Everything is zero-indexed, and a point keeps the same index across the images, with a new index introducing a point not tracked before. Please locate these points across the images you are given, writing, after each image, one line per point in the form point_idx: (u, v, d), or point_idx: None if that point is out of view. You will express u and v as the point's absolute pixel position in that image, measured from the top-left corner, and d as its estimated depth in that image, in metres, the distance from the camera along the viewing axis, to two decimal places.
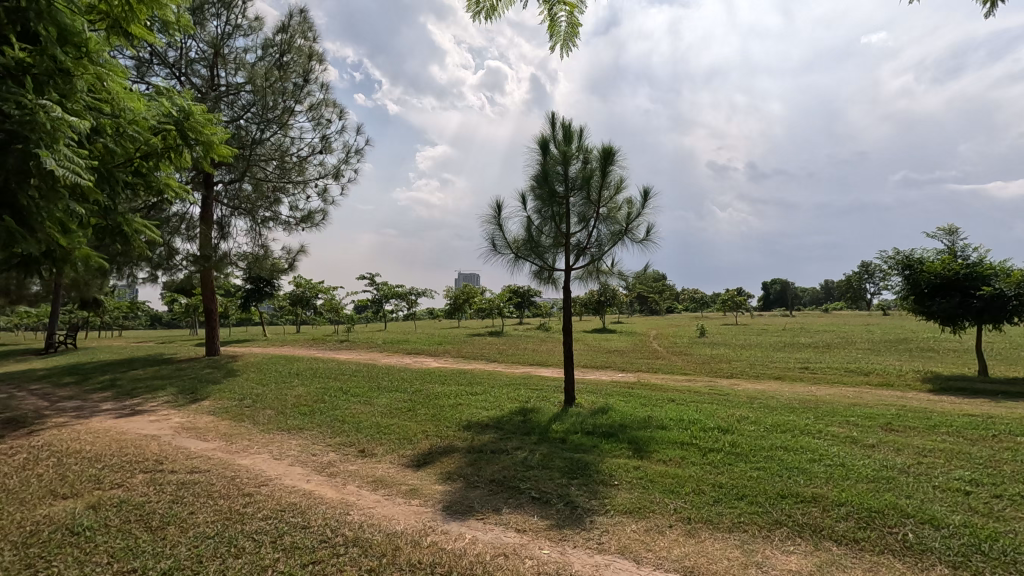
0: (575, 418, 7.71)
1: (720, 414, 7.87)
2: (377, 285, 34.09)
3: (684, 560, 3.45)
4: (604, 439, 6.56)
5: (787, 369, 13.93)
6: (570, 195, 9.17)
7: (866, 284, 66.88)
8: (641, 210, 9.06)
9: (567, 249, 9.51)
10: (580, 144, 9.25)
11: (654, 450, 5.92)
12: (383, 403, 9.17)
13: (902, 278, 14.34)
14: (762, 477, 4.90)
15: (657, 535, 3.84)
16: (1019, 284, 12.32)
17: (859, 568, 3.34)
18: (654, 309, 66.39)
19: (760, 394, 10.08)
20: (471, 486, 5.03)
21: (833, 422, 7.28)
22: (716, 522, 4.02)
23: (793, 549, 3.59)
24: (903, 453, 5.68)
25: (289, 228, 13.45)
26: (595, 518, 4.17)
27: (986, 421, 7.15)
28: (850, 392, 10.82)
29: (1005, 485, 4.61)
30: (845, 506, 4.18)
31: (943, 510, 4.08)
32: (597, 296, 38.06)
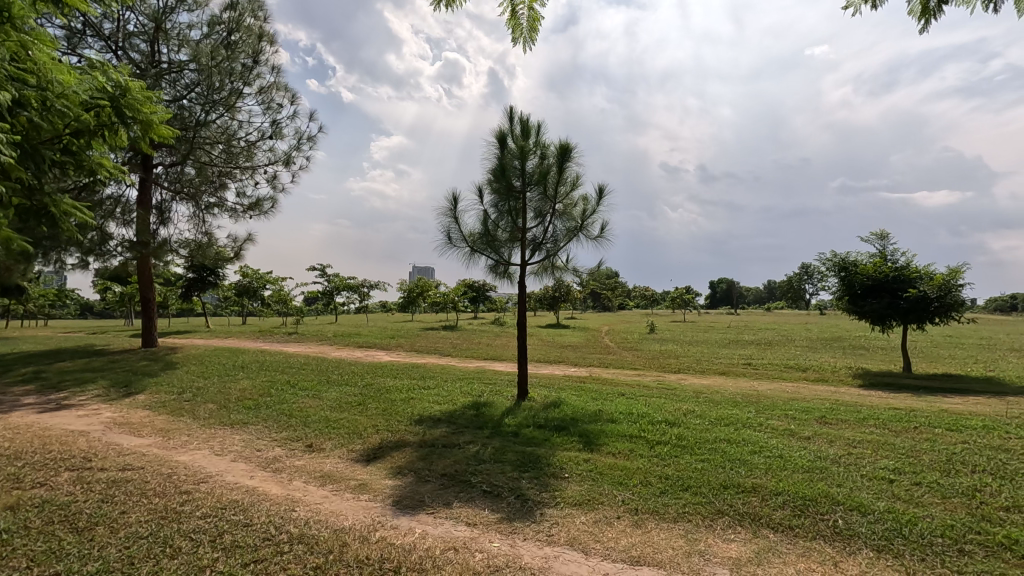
0: (527, 412, 7.75)
1: (668, 408, 8.09)
2: (328, 277, 33.28)
3: (631, 551, 3.53)
4: (555, 432, 6.64)
5: (731, 365, 14.47)
6: (526, 190, 9.17)
7: (805, 285, 70.37)
8: (596, 207, 9.20)
9: (523, 244, 9.53)
10: (537, 139, 9.31)
11: (604, 443, 6.04)
12: (332, 397, 8.96)
13: (837, 279, 15.16)
14: (707, 469, 5.08)
15: (606, 526, 3.92)
16: (941, 287, 13.28)
17: (793, 553, 3.51)
18: (606, 305, 67.68)
19: (706, 389, 10.42)
20: (422, 480, 4.98)
21: (773, 415, 7.63)
22: (662, 512, 4.14)
23: (734, 537, 3.73)
24: (835, 445, 6.02)
25: (234, 216, 12.88)
26: (544, 510, 4.21)
27: (909, 415, 7.66)
28: (789, 387, 11.36)
29: (924, 473, 4.96)
30: (782, 495, 4.39)
31: (869, 497, 4.35)
32: (551, 292, 38.45)
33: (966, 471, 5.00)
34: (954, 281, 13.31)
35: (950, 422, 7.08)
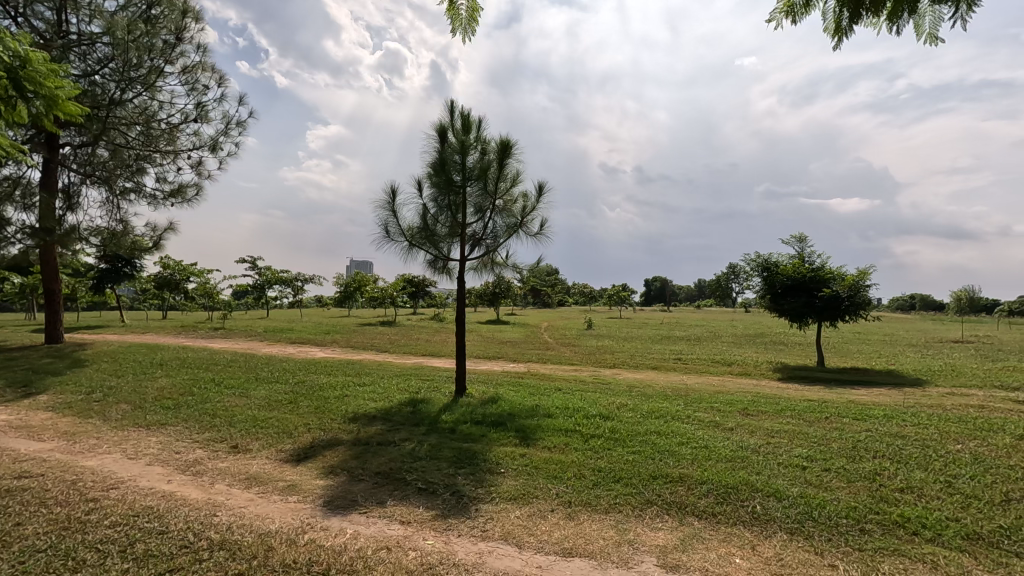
0: (465, 408, 7.74)
1: (603, 402, 8.32)
2: (259, 270, 31.86)
3: (563, 543, 3.60)
4: (493, 427, 6.66)
5: (663, 360, 15.05)
6: (466, 185, 9.11)
7: (732, 284, 74.28)
8: (536, 204, 9.29)
9: (462, 239, 9.48)
10: (478, 134, 9.28)
11: (541, 438, 6.12)
12: (261, 396, 8.57)
13: (761, 279, 16.09)
14: (638, 461, 5.25)
15: (539, 520, 3.97)
16: (851, 287, 14.37)
17: (715, 538, 3.70)
18: (546, 301, 68.75)
19: (639, 383, 10.80)
20: (355, 479, 4.87)
21: (700, 408, 8.00)
22: (595, 504, 4.25)
23: (661, 526, 3.88)
24: (755, 434, 6.40)
25: (154, 203, 12.02)
26: (480, 506, 4.22)
27: (821, 406, 8.25)
28: (715, 380, 11.96)
29: (833, 459, 5.36)
30: (706, 484, 4.61)
31: (785, 483, 4.65)
32: (491, 288, 38.63)
33: (868, 457, 5.45)
34: (862, 281, 14.44)
35: (856, 412, 7.68)
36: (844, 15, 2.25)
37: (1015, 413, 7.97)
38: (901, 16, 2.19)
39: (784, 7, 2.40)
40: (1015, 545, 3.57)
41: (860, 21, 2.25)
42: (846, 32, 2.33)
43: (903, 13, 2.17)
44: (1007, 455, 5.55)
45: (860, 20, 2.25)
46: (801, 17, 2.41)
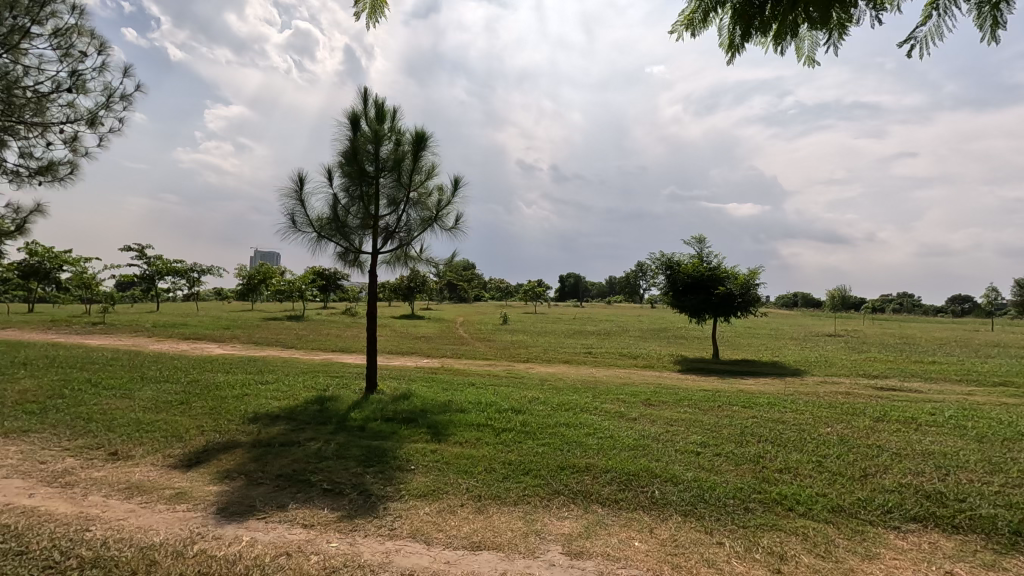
0: (375, 405, 7.55)
1: (515, 396, 8.45)
2: (147, 259, 29.15)
3: (472, 537, 3.61)
4: (404, 424, 6.55)
5: (574, 354, 15.54)
6: (380, 175, 8.85)
7: (640, 281, 78.02)
8: (451, 198, 9.23)
9: (375, 231, 9.22)
10: (393, 124, 9.07)
11: (452, 433, 6.10)
12: (147, 397, 7.83)
13: (664, 277, 17.05)
14: (547, 453, 5.38)
15: (449, 515, 3.96)
16: (743, 285, 15.59)
17: (617, 524, 3.88)
18: (462, 295, 68.89)
19: (551, 377, 11.09)
20: (254, 483, 4.59)
21: (607, 399, 8.36)
22: (504, 497, 4.30)
23: (567, 515, 4.01)
24: (656, 423, 6.78)
25: (17, 181, 10.54)
26: (388, 505, 4.13)
27: (715, 395, 8.89)
28: (621, 373, 12.54)
29: (723, 445, 5.80)
30: (610, 472, 4.82)
31: (681, 468, 4.97)
32: (406, 283, 38.04)
33: (754, 441, 5.95)
34: (753, 280, 15.71)
35: (745, 400, 8.36)
36: (736, 33, 2.42)
37: (874, 399, 9.03)
38: (785, 38, 2.39)
39: (685, 20, 2.55)
40: (870, 514, 4.05)
41: (750, 39, 2.43)
42: (738, 48, 2.51)
43: (787, 35, 2.37)
44: (865, 435, 6.28)
45: (750, 39, 2.43)
46: (699, 31, 2.57)
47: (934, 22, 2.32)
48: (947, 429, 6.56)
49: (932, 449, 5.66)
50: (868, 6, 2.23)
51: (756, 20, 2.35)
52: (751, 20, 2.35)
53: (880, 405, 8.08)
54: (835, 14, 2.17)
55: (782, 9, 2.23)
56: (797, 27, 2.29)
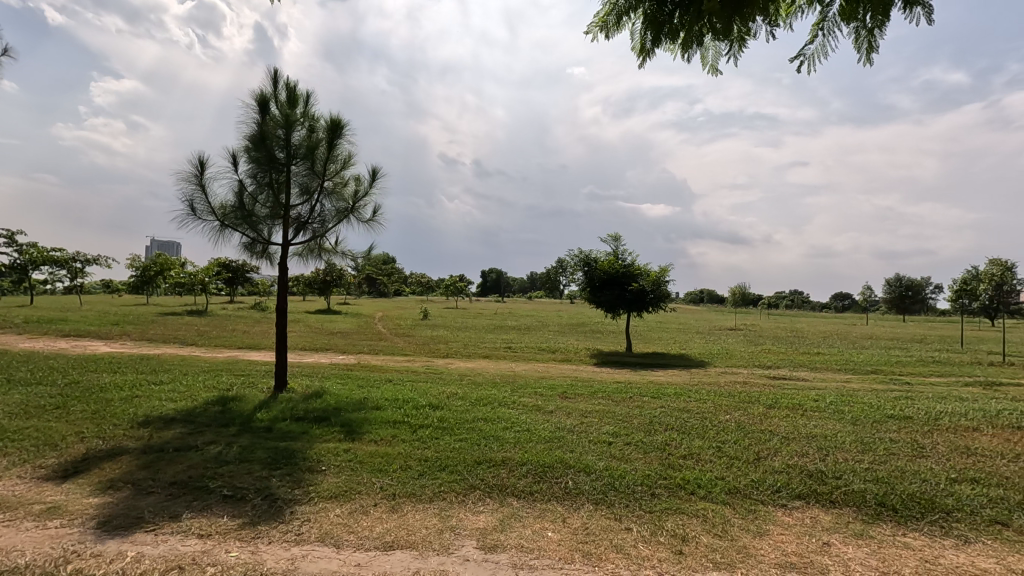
0: (285, 404, 7.19)
1: (434, 391, 8.37)
2: (19, 247, 25.93)
3: (385, 536, 3.53)
4: (315, 423, 6.28)
5: (494, 349, 15.65)
6: (291, 163, 8.41)
7: (559, 277, 79.85)
8: (369, 189, 8.96)
9: (286, 222, 8.76)
10: (306, 110, 8.65)
11: (366, 431, 5.92)
12: (14, 401, 6.98)
13: (582, 273, 17.52)
14: (464, 448, 5.36)
15: (361, 516, 3.84)
16: (654, 282, 16.44)
17: (531, 515, 3.94)
18: (382, 289, 67.29)
19: (470, 372, 11.09)
20: (144, 493, 4.22)
21: (525, 393, 8.47)
22: (419, 494, 4.24)
23: (482, 509, 4.02)
24: (572, 415, 6.96)
25: None
26: (295, 508, 3.94)
27: (627, 387, 9.29)
28: (539, 367, 12.78)
29: (632, 434, 6.06)
30: (526, 464, 4.89)
31: (594, 458, 5.14)
32: (322, 276, 36.59)
33: (661, 430, 6.27)
34: (663, 277, 16.60)
35: (654, 391, 8.80)
36: (648, 38, 2.52)
37: (767, 387, 9.83)
38: (691, 46, 2.50)
39: (599, 22, 2.62)
40: (762, 494, 4.40)
41: (660, 45, 2.54)
42: (649, 53, 2.61)
43: (693, 44, 2.50)
44: (760, 421, 6.81)
45: (660, 45, 2.53)
46: (613, 34, 2.65)
47: (820, 41, 2.53)
48: (828, 413, 7.26)
49: (815, 432, 6.24)
50: (764, 22, 2.40)
51: (666, 27, 2.45)
52: (661, 27, 2.44)
53: (772, 393, 8.80)
54: (735, 25, 2.30)
55: (689, 18, 2.34)
56: (702, 36, 2.41)
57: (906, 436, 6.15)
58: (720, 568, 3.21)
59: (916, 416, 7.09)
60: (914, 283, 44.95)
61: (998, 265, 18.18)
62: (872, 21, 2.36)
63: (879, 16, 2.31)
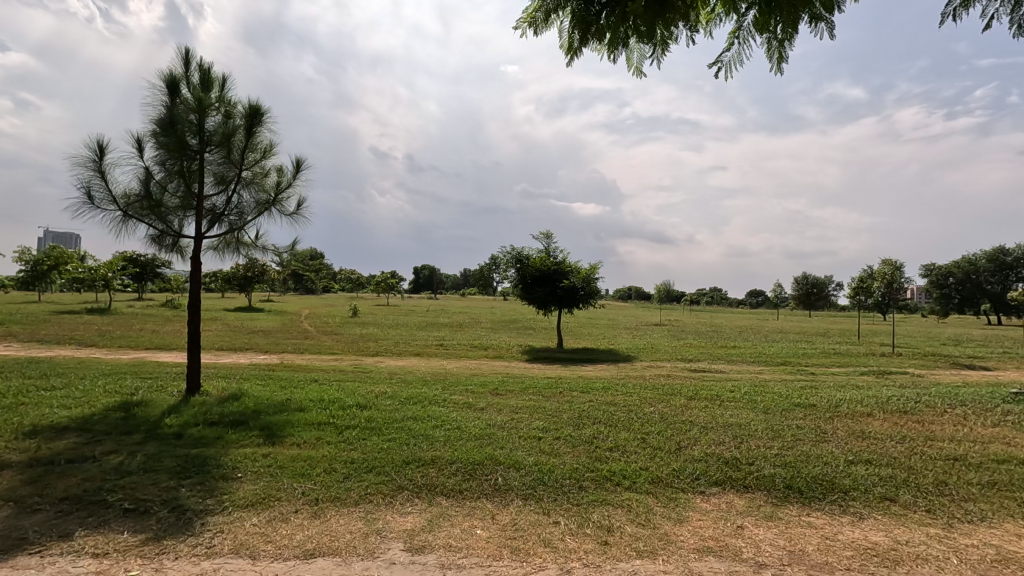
0: (197, 408, 6.73)
1: (362, 391, 8.13)
2: None
3: (306, 544, 3.38)
4: (231, 428, 5.92)
5: (426, 346, 15.45)
6: (205, 150, 7.87)
7: (492, 274, 79.99)
8: (292, 180, 8.56)
9: (199, 213, 8.20)
10: (222, 95, 8.13)
11: (288, 435, 5.65)
12: None
13: (514, 270, 17.63)
14: (392, 448, 5.24)
15: (280, 523, 3.66)
16: (584, 279, 16.85)
17: (460, 513, 3.91)
18: (309, 286, 64.82)
19: (400, 370, 10.88)
20: (28, 511, 3.80)
21: (456, 390, 8.41)
22: (343, 498, 4.09)
23: (410, 510, 3.94)
24: (502, 412, 6.99)
25: None
26: (206, 519, 3.69)
27: (557, 382, 9.45)
28: (471, 364, 12.74)
29: (562, 429, 6.17)
30: (455, 463, 4.85)
31: (523, 454, 5.18)
32: (242, 271, 34.69)
33: (590, 423, 6.42)
34: (593, 274, 17.03)
35: (583, 386, 9.00)
36: (575, 37, 2.54)
37: (688, 379, 10.33)
38: (617, 48, 2.56)
39: (527, 18, 2.62)
40: (682, 482, 4.60)
41: (588, 44, 2.57)
42: (577, 52, 2.64)
43: (619, 46, 2.55)
44: (681, 412, 7.13)
45: (587, 44, 2.57)
46: (542, 30, 2.67)
47: (736, 49, 2.66)
48: (741, 403, 7.72)
49: (731, 421, 6.62)
50: (685, 27, 2.48)
51: (592, 28, 2.49)
52: (589, 27, 2.48)
53: (693, 385, 9.24)
54: (659, 29, 2.37)
55: (615, 19, 2.39)
56: (628, 38, 2.46)
57: (810, 422, 6.65)
58: (643, 556, 3.31)
59: (818, 404, 7.68)
60: (818, 281, 48.84)
61: (888, 265, 20.12)
62: (783, 33, 2.50)
63: (789, 29, 2.45)
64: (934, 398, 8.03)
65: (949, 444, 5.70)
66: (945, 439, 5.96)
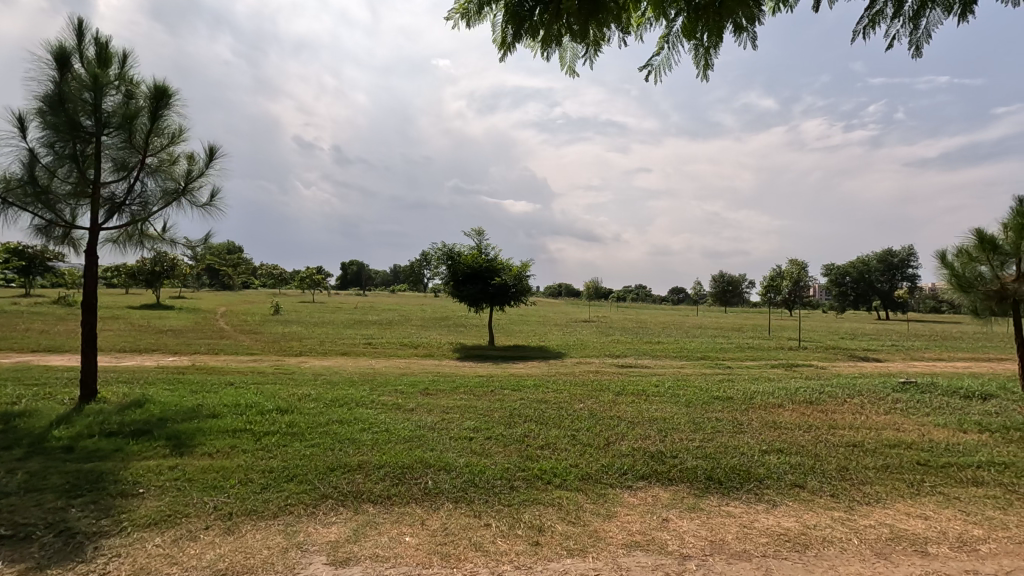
0: (92, 417, 6.11)
1: (283, 394, 7.73)
2: None
3: (218, 563, 3.14)
4: (133, 439, 5.42)
5: (353, 345, 14.96)
6: (102, 133, 7.16)
7: (423, 271, 78.86)
8: (204, 169, 7.98)
9: (94, 202, 7.46)
10: (122, 73, 7.44)
11: (198, 444, 5.25)
12: None
13: (445, 267, 17.40)
14: (315, 454, 5.00)
15: (188, 543, 3.38)
16: (515, 276, 16.93)
17: (388, 521, 3.78)
18: (226, 282, 61.20)
19: (326, 370, 10.45)
20: None
21: (384, 391, 8.18)
22: (261, 511, 3.84)
23: (334, 519, 3.76)
24: (432, 412, 6.87)
25: None
26: (101, 542, 3.35)
27: (488, 380, 9.44)
28: (400, 363, 12.47)
29: (494, 428, 6.14)
30: (383, 467, 4.69)
31: (454, 455, 5.10)
32: (149, 266, 32.12)
33: (521, 422, 6.44)
34: (525, 272, 17.14)
35: (514, 383, 9.04)
36: (508, 33, 2.49)
37: (615, 375, 10.64)
38: (551, 46, 2.53)
39: (460, 8, 2.54)
40: (610, 477, 4.70)
41: (521, 40, 2.53)
42: (509, 47, 2.59)
43: (553, 43, 2.53)
44: (609, 408, 7.30)
45: (520, 40, 2.53)
46: (475, 23, 2.60)
47: (665, 53, 2.72)
48: (666, 397, 8.04)
49: (655, 415, 6.85)
50: (616, 28, 2.50)
51: (526, 24, 2.44)
52: (522, 23, 2.43)
53: (621, 381, 9.52)
54: (591, 29, 2.37)
55: (549, 16, 2.36)
56: (561, 36, 2.45)
57: (728, 414, 7.03)
58: (573, 554, 3.34)
59: (735, 396, 8.13)
60: (733, 280, 51.90)
61: (795, 264, 21.67)
62: (708, 40, 2.58)
63: (715, 37, 2.53)
64: (835, 389, 8.72)
65: (849, 431, 6.21)
66: (845, 426, 6.48)
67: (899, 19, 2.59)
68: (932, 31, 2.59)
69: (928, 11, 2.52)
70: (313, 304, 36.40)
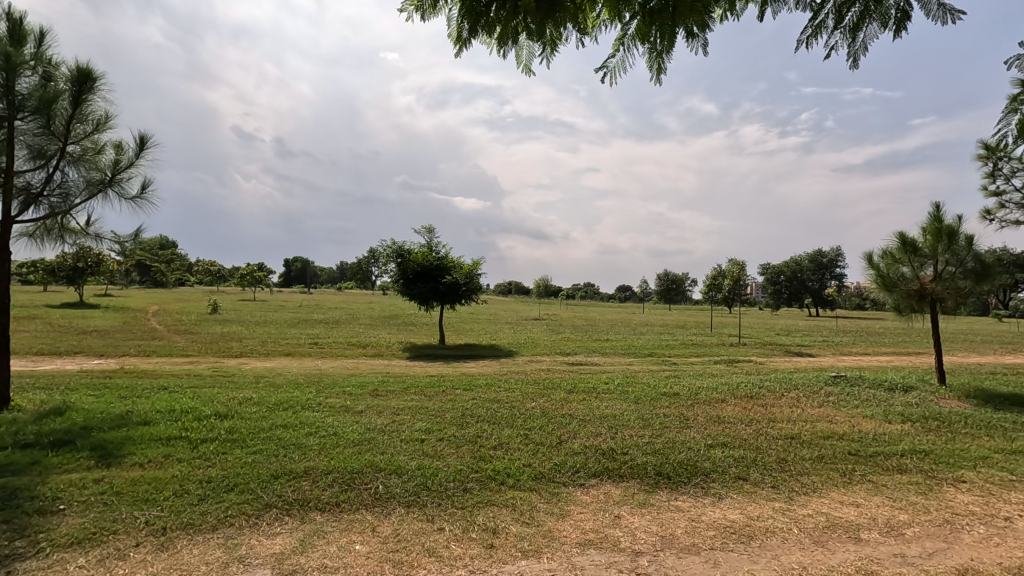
0: (5, 428, 5.60)
1: (222, 398, 7.35)
2: None
3: None
4: (52, 450, 5.00)
5: (298, 345, 14.44)
6: (16, 117, 6.56)
7: (371, 268, 77.20)
8: (133, 159, 7.48)
9: (6, 192, 6.86)
10: (38, 53, 6.87)
11: (127, 454, 4.90)
12: None
13: (395, 264, 17.08)
14: (257, 462, 4.77)
15: (116, 562, 3.14)
16: (466, 274, 16.81)
17: (337, 529, 3.65)
18: (158, 279, 57.80)
19: (268, 372, 10.04)
20: None
21: (331, 393, 7.92)
22: (198, 524, 3.62)
23: (279, 530, 3.60)
24: (382, 414, 6.71)
25: None
26: (15, 566, 3.06)
27: (439, 380, 9.32)
28: (348, 363, 12.15)
29: (445, 429, 6.06)
30: (331, 473, 4.54)
31: (405, 458, 4.99)
32: (71, 261, 29.89)
33: (473, 422, 6.39)
34: (476, 270, 17.05)
35: (465, 383, 8.97)
36: (464, 28, 2.43)
37: (565, 373, 10.74)
38: (507, 43, 2.50)
39: (414, 0, 2.45)
40: (563, 476, 4.73)
41: (477, 36, 2.48)
42: (465, 42, 2.53)
43: (509, 40, 2.49)
44: (561, 407, 7.36)
45: (476, 35, 2.47)
46: (429, 16, 2.52)
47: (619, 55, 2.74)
48: (615, 394, 8.19)
49: (606, 413, 6.96)
50: (573, 28, 2.49)
51: (482, 19, 2.39)
52: (478, 18, 2.38)
53: (571, 379, 9.62)
54: (548, 28, 2.35)
55: (505, 13, 2.32)
56: (518, 33, 2.41)
57: (675, 410, 7.23)
58: (528, 556, 3.33)
59: (681, 392, 8.39)
60: (677, 279, 53.61)
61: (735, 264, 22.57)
62: (662, 44, 2.61)
63: (666, 42, 2.57)
64: (773, 383, 9.14)
65: (787, 424, 6.52)
66: (783, 419, 6.80)
67: (839, 31, 2.70)
68: (868, 45, 2.72)
69: (865, 25, 2.65)
70: (257, 304, 32.91)
